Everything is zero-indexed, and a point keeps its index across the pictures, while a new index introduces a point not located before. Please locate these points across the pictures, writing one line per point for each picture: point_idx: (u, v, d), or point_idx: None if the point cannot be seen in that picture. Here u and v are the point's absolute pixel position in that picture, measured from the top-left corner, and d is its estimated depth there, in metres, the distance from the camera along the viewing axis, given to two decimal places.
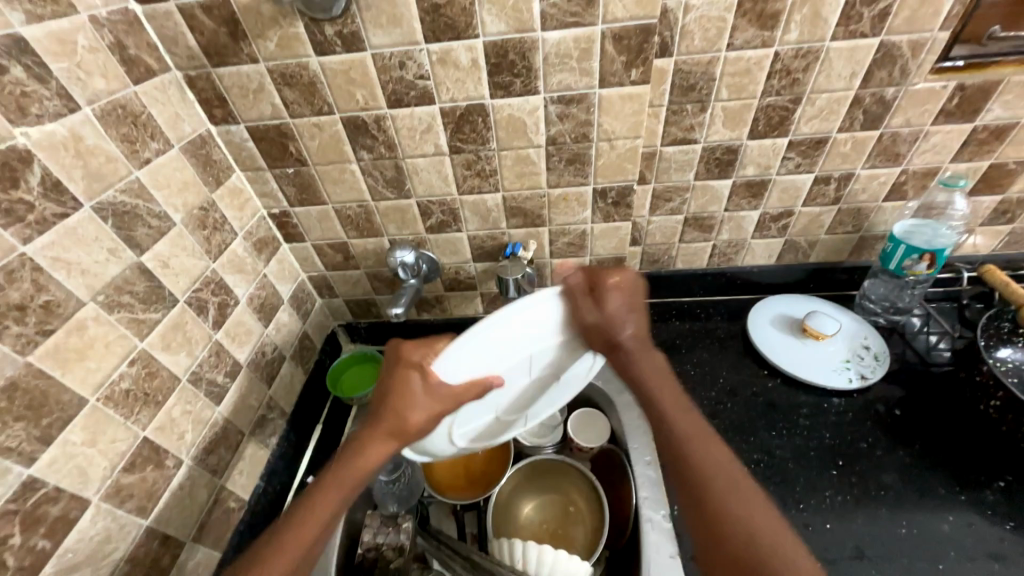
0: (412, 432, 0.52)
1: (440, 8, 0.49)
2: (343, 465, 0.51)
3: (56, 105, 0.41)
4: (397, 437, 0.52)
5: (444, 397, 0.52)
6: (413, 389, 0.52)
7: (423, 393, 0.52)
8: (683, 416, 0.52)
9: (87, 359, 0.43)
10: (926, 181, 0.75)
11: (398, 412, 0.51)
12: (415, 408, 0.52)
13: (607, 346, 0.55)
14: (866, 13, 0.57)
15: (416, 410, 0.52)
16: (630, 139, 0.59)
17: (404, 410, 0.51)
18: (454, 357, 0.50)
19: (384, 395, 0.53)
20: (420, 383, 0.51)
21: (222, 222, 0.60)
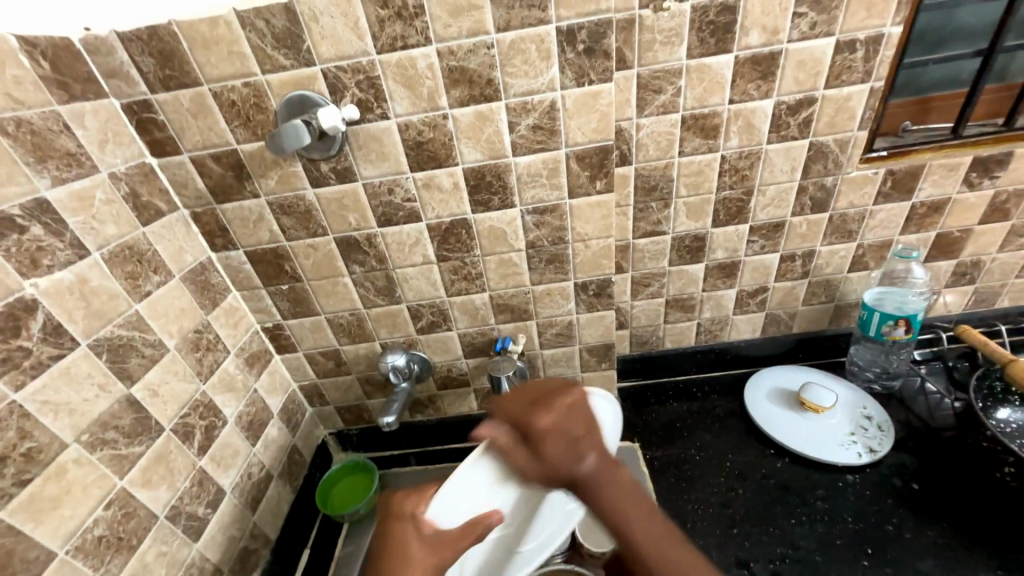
0: None
1: (423, 144, 0.56)
2: None
3: (68, 254, 0.44)
4: None
5: (440, 546, 0.46)
6: (405, 546, 0.45)
7: (419, 546, 0.46)
8: (655, 541, 0.40)
9: (63, 507, 0.41)
10: (883, 253, 0.80)
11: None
12: (415, 573, 0.43)
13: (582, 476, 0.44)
14: (793, 122, 0.66)
15: (414, 573, 0.43)
16: (602, 239, 0.64)
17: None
18: (449, 503, 0.49)
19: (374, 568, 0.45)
20: (417, 534, 0.47)
21: (215, 341, 0.61)
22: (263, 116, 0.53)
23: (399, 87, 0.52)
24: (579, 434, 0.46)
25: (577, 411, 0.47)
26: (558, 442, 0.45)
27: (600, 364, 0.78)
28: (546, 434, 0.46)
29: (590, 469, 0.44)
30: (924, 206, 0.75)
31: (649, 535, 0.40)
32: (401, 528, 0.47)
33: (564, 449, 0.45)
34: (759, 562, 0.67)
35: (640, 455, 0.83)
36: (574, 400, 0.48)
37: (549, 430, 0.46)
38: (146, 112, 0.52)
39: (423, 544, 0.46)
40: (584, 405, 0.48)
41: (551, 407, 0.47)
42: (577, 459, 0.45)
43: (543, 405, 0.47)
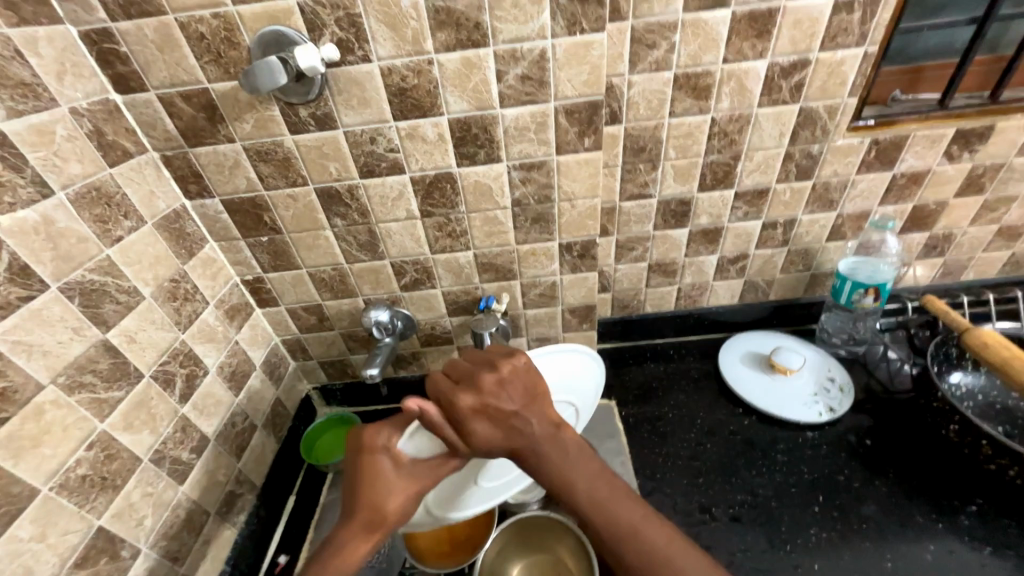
0: (392, 519, 0.48)
1: (406, 92, 0.54)
2: (317, 574, 0.44)
3: (30, 192, 0.42)
4: (375, 530, 0.47)
5: (421, 474, 0.50)
6: (385, 472, 0.49)
7: (398, 474, 0.49)
8: (584, 481, 0.44)
9: (43, 446, 0.41)
10: (861, 223, 0.82)
11: (373, 499, 0.48)
12: (393, 493, 0.48)
13: (535, 434, 0.48)
14: (785, 85, 0.66)
15: (395, 493, 0.48)
16: (588, 199, 0.64)
17: (383, 496, 0.48)
18: (416, 433, 0.51)
19: (350, 488, 0.48)
20: (393, 462, 0.50)
21: (193, 292, 0.60)
22: (236, 53, 0.50)
23: (382, 28, 0.49)
24: (520, 403, 0.49)
25: (524, 375, 0.51)
26: (491, 417, 0.48)
27: (582, 324, 0.80)
28: (467, 391, 0.49)
29: (534, 429, 0.48)
30: (904, 177, 0.76)
31: (590, 495, 0.43)
32: (376, 457, 0.49)
33: (482, 410, 0.48)
34: (720, 507, 0.72)
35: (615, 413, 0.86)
36: (522, 364, 0.52)
37: (498, 390, 0.49)
38: (106, 43, 0.48)
39: (401, 471, 0.49)
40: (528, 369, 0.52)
41: (492, 371, 0.50)
42: (522, 426, 0.48)
43: (485, 368, 0.51)
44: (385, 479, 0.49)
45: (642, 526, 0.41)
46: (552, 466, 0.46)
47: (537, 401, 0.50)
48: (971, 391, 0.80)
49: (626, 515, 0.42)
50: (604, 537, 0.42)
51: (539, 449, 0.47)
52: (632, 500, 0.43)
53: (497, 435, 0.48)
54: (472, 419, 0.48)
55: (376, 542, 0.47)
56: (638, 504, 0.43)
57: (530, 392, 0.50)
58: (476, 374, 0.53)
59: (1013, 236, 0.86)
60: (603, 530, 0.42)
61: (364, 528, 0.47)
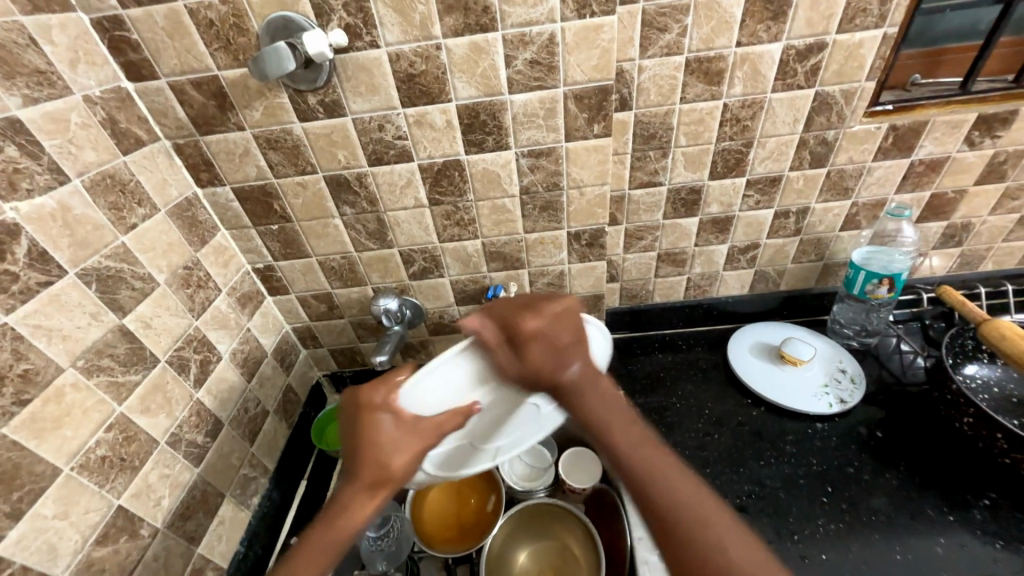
0: (397, 476, 0.47)
1: (415, 78, 0.53)
2: (318, 528, 0.44)
3: (47, 179, 0.43)
4: (380, 485, 0.47)
5: (424, 431, 0.49)
6: (382, 429, 0.48)
7: (398, 431, 0.48)
8: (620, 438, 0.42)
9: (64, 427, 0.42)
10: (876, 212, 0.80)
11: (378, 457, 0.47)
12: (393, 453, 0.47)
13: (573, 379, 0.46)
14: (800, 69, 0.64)
15: (396, 453, 0.47)
16: (597, 187, 0.63)
17: (384, 455, 0.47)
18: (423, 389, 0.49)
19: (348, 446, 0.47)
20: (392, 421, 0.48)
21: (205, 279, 0.61)
22: (245, 39, 0.50)
23: (390, 13, 0.49)
24: (567, 342, 0.46)
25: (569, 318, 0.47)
26: (547, 347, 0.46)
27: (590, 314, 0.79)
28: (538, 325, 0.46)
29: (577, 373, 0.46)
30: (922, 164, 0.75)
31: (631, 450, 0.42)
32: (373, 415, 0.48)
33: (548, 348, 0.46)
34: (727, 497, 0.72)
35: (623, 403, 0.86)
36: (569, 307, 0.48)
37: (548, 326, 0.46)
38: (118, 31, 0.49)
39: (397, 427, 0.48)
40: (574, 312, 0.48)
41: (538, 313, 0.46)
42: (569, 361, 0.46)
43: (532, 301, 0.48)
44: (379, 439, 0.47)
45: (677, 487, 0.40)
46: (585, 412, 0.44)
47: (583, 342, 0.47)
48: (988, 385, 0.78)
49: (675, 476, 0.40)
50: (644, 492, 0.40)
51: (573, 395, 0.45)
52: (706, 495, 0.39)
53: (522, 368, 0.46)
54: (519, 341, 0.46)
55: (382, 498, 0.47)
56: (688, 477, 0.41)
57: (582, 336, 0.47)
58: None
59: None
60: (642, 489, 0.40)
61: (365, 484, 0.47)
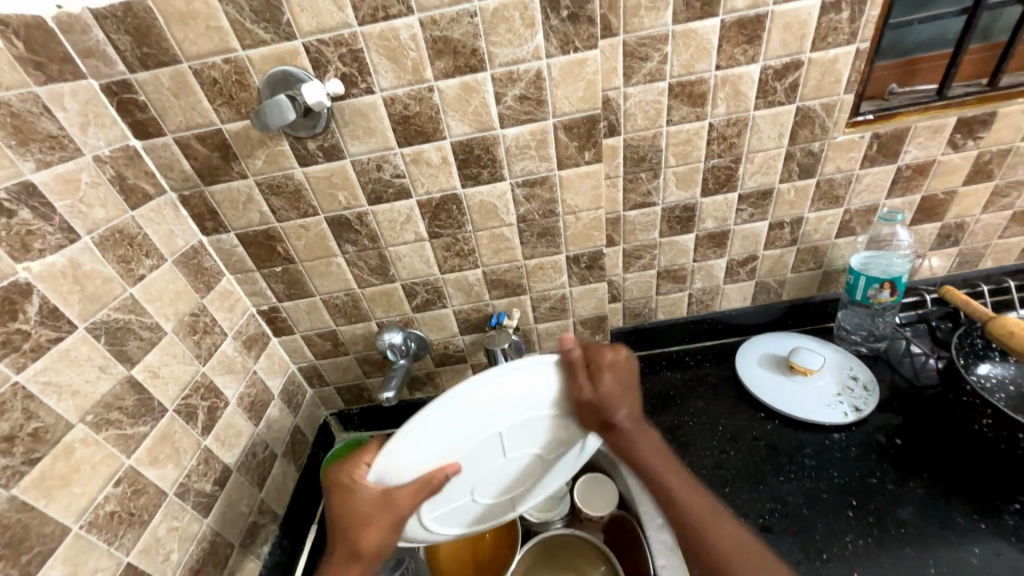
0: (368, 552, 0.49)
1: (410, 119, 0.55)
2: None
3: (58, 238, 0.44)
4: (355, 561, 0.50)
5: (396, 504, 0.49)
6: (354, 507, 0.49)
7: (368, 508, 0.49)
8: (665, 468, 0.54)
9: (73, 484, 0.42)
10: (870, 217, 0.81)
11: (354, 529, 0.49)
12: (368, 524, 0.49)
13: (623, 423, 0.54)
14: (779, 86, 0.66)
15: (367, 531, 0.49)
16: (592, 211, 0.65)
17: (357, 533, 0.49)
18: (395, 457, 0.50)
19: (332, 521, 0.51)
20: (362, 496, 0.50)
21: (211, 324, 0.62)
22: (246, 94, 0.52)
23: (384, 61, 0.52)
24: (619, 390, 0.54)
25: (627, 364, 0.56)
26: (611, 381, 0.54)
27: (594, 335, 0.79)
28: (613, 376, 0.54)
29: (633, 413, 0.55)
30: (909, 169, 0.76)
31: (674, 482, 0.53)
32: (353, 486, 0.50)
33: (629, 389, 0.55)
34: (749, 517, 0.70)
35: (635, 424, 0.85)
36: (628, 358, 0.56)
37: (602, 375, 0.54)
38: (126, 93, 0.51)
39: (373, 499, 0.49)
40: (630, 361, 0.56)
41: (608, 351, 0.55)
42: (623, 405, 0.54)
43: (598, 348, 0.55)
44: (359, 508, 0.49)
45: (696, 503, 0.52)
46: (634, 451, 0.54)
47: (635, 394, 0.56)
48: (1004, 383, 0.77)
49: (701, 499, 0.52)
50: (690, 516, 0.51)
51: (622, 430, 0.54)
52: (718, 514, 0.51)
53: (615, 399, 0.53)
54: (598, 376, 0.53)
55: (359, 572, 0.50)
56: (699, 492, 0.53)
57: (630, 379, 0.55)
58: (488, 381, 0.51)
59: None
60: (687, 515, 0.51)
61: (342, 557, 0.50)
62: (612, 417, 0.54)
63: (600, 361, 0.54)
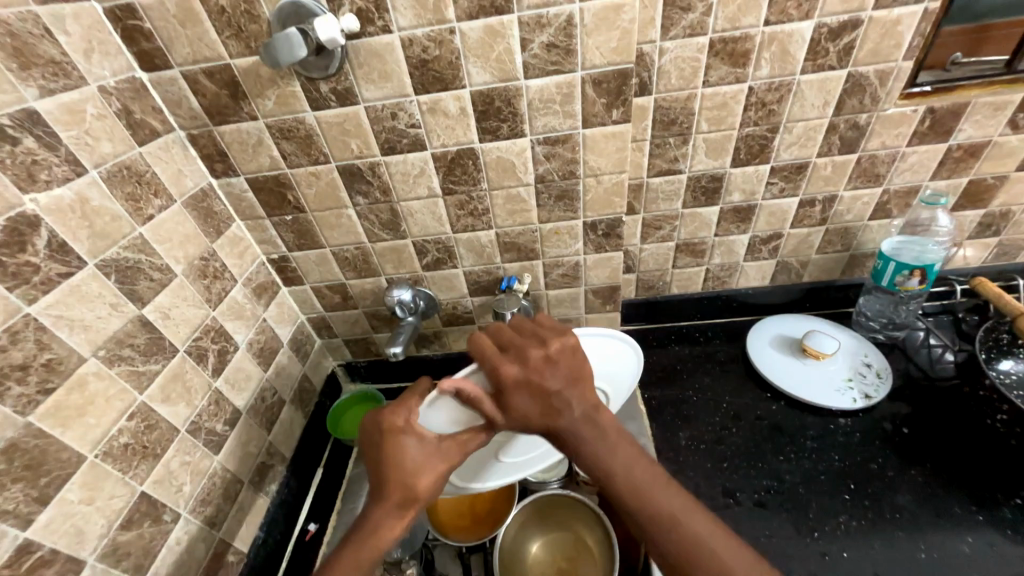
0: (423, 497, 0.47)
1: (428, 64, 0.52)
2: (361, 540, 0.45)
3: (64, 170, 0.43)
4: (407, 506, 0.47)
5: (449, 449, 0.49)
6: (408, 449, 0.48)
7: (424, 453, 0.49)
8: (604, 457, 0.47)
9: (87, 416, 0.43)
10: (909, 200, 0.76)
11: (403, 478, 0.47)
12: (419, 473, 0.48)
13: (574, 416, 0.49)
14: (832, 48, 0.61)
15: (426, 472, 0.48)
16: (615, 175, 0.61)
17: (413, 474, 0.47)
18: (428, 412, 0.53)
19: (376, 465, 0.48)
20: (415, 441, 0.49)
21: (221, 270, 0.61)
22: (256, 26, 0.49)
23: None
24: (562, 384, 0.49)
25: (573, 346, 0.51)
26: (565, 376, 0.50)
27: (605, 305, 0.78)
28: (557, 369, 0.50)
29: (576, 411, 0.49)
30: (961, 149, 0.70)
31: (625, 462, 0.46)
32: (398, 439, 0.49)
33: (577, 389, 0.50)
34: (745, 492, 0.71)
35: (638, 395, 0.85)
36: (571, 343, 0.51)
37: (544, 366, 0.50)
38: (130, 19, 0.48)
39: (422, 450, 0.49)
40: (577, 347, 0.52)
41: (551, 340, 0.51)
42: (560, 405, 0.49)
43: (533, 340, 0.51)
44: (406, 463, 0.47)
45: (659, 499, 0.44)
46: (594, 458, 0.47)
47: (586, 384, 0.51)
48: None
49: (671, 499, 0.44)
50: (657, 524, 0.43)
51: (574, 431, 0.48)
52: (696, 513, 0.44)
53: (536, 411, 0.49)
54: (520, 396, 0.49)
55: (410, 518, 0.46)
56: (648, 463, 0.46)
57: (575, 374, 0.50)
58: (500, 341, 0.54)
59: None
60: (645, 517, 0.44)
61: (396, 504, 0.46)
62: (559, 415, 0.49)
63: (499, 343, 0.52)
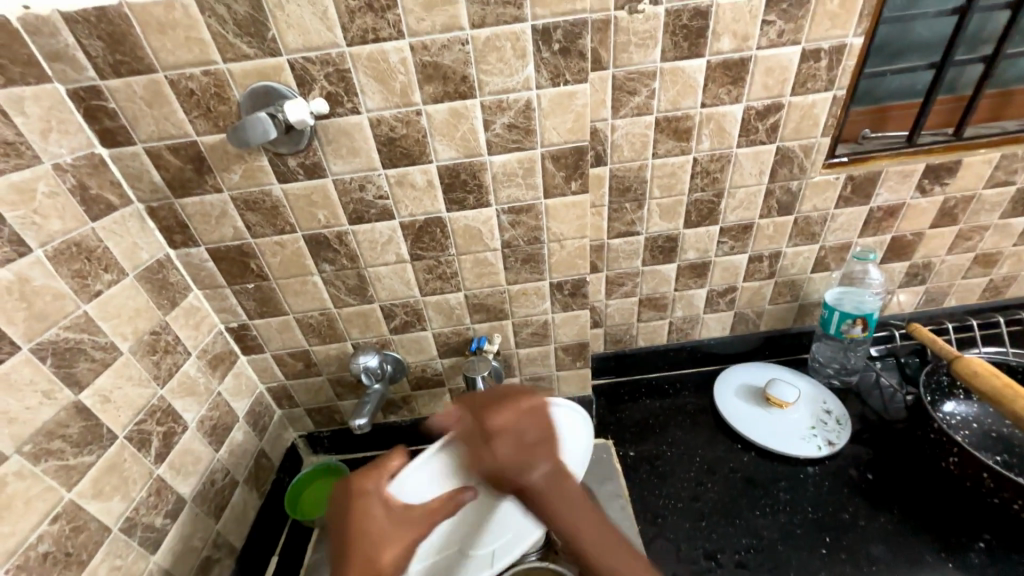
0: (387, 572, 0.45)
1: (396, 141, 0.54)
2: None
3: (5, 251, 0.41)
4: None
5: (410, 518, 0.50)
6: (374, 517, 0.48)
7: (388, 520, 0.49)
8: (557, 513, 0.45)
9: (1, 524, 0.38)
10: (843, 254, 0.84)
11: (370, 548, 0.46)
12: (385, 544, 0.47)
13: (536, 482, 0.46)
14: (761, 126, 0.68)
15: (387, 545, 0.47)
16: (577, 239, 0.64)
17: (376, 546, 0.46)
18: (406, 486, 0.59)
19: (341, 532, 0.47)
20: (382, 509, 0.50)
21: (174, 343, 0.58)
22: (225, 107, 0.50)
23: (371, 82, 0.51)
24: (533, 440, 0.48)
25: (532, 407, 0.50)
26: (514, 443, 0.48)
27: (575, 362, 0.79)
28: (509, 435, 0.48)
29: (541, 473, 0.47)
30: (881, 210, 0.79)
31: (594, 543, 0.44)
32: (366, 503, 0.49)
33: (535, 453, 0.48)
34: (725, 553, 0.69)
35: (613, 453, 0.84)
36: (532, 406, 0.50)
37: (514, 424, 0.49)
38: (94, 99, 0.49)
39: (386, 515, 0.49)
40: (542, 408, 0.50)
41: (507, 408, 0.50)
42: (532, 463, 0.47)
43: (495, 408, 0.50)
44: (372, 528, 0.47)
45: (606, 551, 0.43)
46: (552, 518, 0.45)
47: (553, 445, 0.49)
48: (968, 421, 0.79)
49: (630, 563, 0.42)
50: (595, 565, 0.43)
51: (540, 497, 0.46)
52: None
53: (502, 471, 0.47)
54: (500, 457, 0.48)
55: None
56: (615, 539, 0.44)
57: (542, 434, 0.49)
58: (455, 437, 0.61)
59: (989, 263, 0.88)
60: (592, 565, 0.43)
61: None
62: (529, 476, 0.47)
63: (489, 425, 0.49)
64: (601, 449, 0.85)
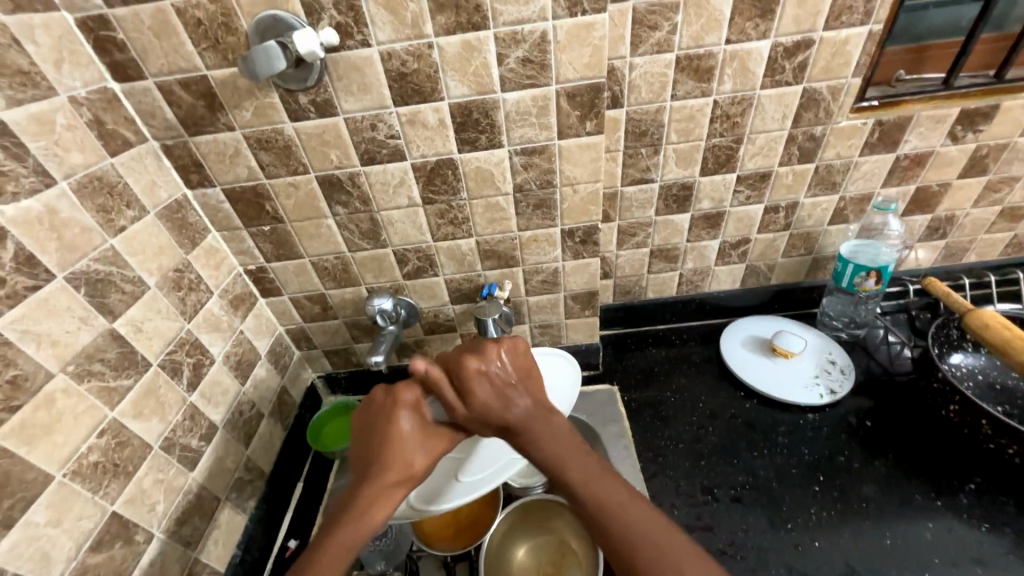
0: (420, 474, 0.53)
1: (407, 76, 0.53)
2: (348, 517, 0.48)
3: (32, 182, 0.42)
4: (405, 482, 0.52)
5: (445, 434, 0.56)
6: (410, 430, 0.54)
7: (416, 433, 0.54)
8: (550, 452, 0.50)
9: (55, 433, 0.42)
10: (863, 206, 0.81)
11: (407, 453, 0.53)
12: (418, 452, 0.54)
13: (519, 414, 0.52)
14: (787, 65, 0.65)
15: (416, 453, 0.53)
16: (590, 184, 0.64)
17: (410, 453, 0.53)
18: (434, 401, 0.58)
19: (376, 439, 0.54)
20: (415, 422, 0.55)
21: (197, 281, 0.60)
22: (233, 38, 0.49)
23: (381, 11, 0.49)
24: (517, 378, 0.55)
25: (519, 351, 0.56)
26: (489, 382, 0.53)
27: (584, 311, 0.80)
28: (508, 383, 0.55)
29: (527, 404, 0.53)
30: (907, 159, 0.76)
31: (580, 469, 0.48)
32: (400, 416, 0.54)
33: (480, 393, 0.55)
34: (722, 489, 0.73)
35: (619, 398, 0.87)
36: (519, 347, 0.57)
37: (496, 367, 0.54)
38: (103, 30, 0.48)
39: (421, 428, 0.55)
40: (518, 345, 0.57)
41: (491, 349, 0.55)
42: (515, 398, 0.53)
43: (486, 343, 0.56)
44: (406, 437, 0.54)
45: (594, 481, 0.47)
46: (540, 446, 0.50)
47: (537, 385, 0.56)
48: (973, 372, 0.80)
49: (596, 471, 0.48)
50: (603, 513, 0.45)
51: (523, 429, 0.52)
52: (642, 502, 0.46)
53: (492, 401, 0.53)
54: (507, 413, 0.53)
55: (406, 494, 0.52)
56: (595, 463, 0.49)
57: (526, 371, 0.56)
58: None
59: (1016, 217, 0.85)
60: (590, 502, 0.46)
61: (394, 481, 0.51)
62: (509, 410, 0.53)
63: (462, 364, 0.53)
64: (607, 396, 0.88)
